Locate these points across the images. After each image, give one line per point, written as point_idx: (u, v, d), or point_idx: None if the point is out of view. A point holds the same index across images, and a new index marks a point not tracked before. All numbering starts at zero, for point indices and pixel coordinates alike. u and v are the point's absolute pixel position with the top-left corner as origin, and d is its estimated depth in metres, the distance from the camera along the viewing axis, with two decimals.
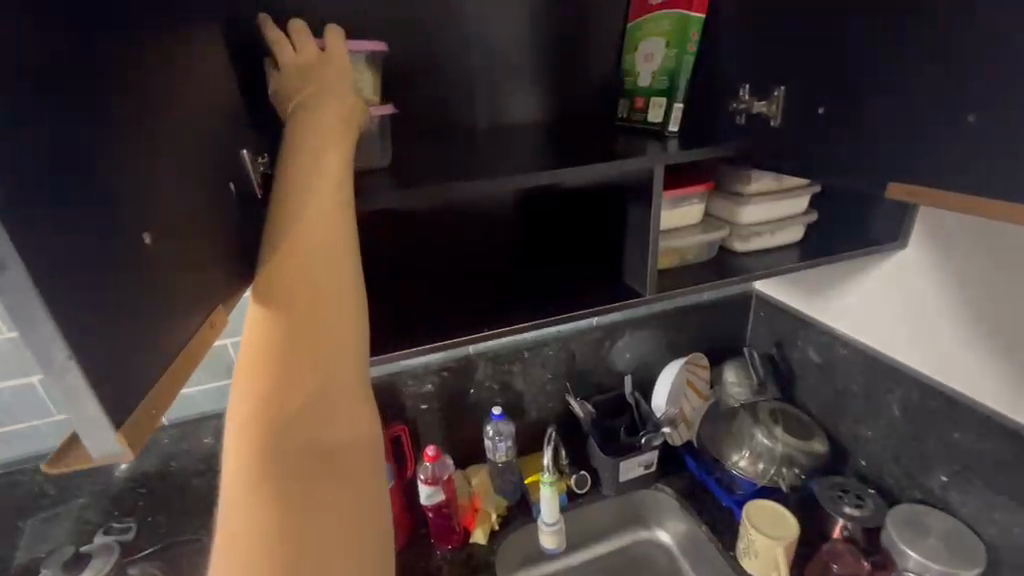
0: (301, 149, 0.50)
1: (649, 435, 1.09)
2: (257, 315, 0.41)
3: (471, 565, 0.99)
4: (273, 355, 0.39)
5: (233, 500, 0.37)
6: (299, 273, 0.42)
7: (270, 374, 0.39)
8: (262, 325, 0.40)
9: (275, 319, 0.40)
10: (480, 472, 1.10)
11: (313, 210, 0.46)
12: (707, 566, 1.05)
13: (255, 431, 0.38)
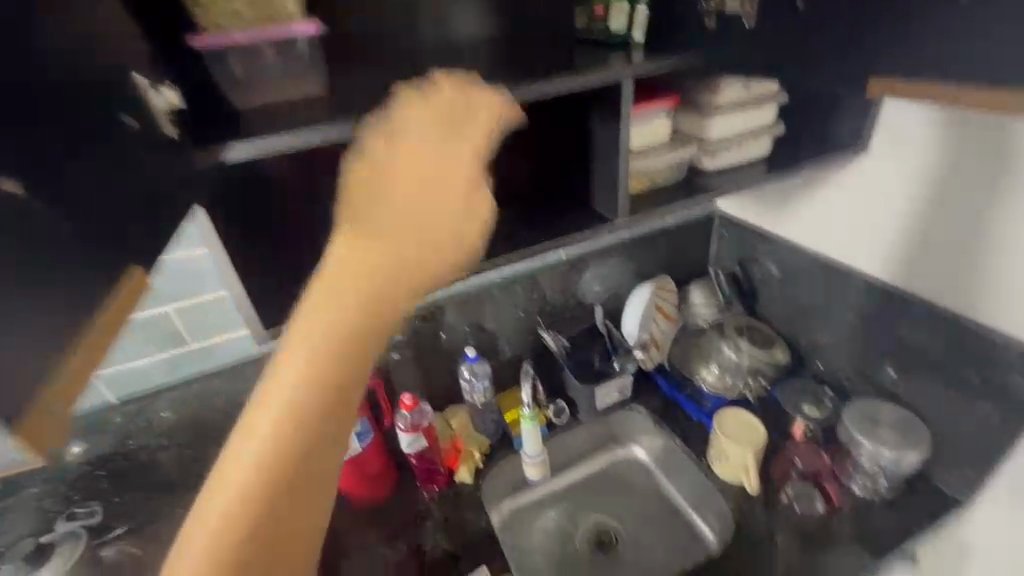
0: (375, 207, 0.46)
1: (620, 361, 1.13)
2: (315, 367, 0.40)
3: (458, 504, 1.00)
4: (309, 415, 0.39)
5: (209, 528, 0.38)
6: (357, 352, 0.42)
7: (298, 433, 0.39)
8: (315, 381, 0.40)
9: (325, 381, 0.40)
10: (458, 414, 1.10)
11: (383, 284, 0.44)
12: (682, 474, 1.09)
13: (262, 480, 0.38)
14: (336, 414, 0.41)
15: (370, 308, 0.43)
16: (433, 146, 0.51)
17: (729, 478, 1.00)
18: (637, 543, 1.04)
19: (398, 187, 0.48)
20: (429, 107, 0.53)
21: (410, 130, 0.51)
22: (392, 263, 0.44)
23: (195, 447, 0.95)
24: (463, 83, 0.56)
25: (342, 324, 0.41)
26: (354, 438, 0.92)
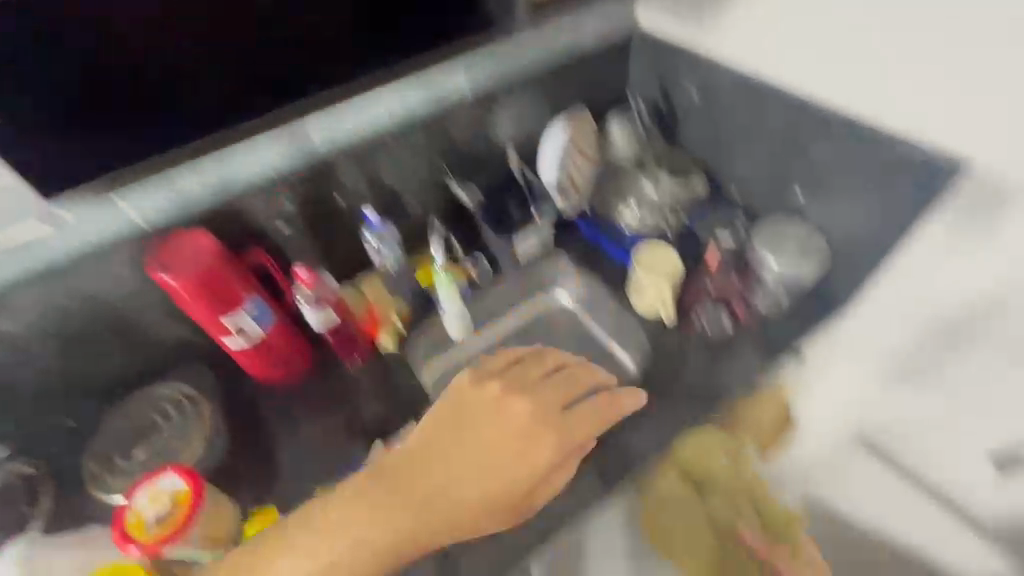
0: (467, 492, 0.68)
1: (540, 210, 1.10)
2: (399, 506, 0.66)
3: (386, 371, 0.97)
4: (388, 536, 0.65)
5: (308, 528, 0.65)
6: (429, 516, 0.67)
7: (375, 536, 0.65)
8: (397, 519, 0.66)
9: (400, 518, 0.66)
10: (369, 282, 1.00)
11: (462, 504, 0.68)
12: (608, 312, 1.06)
13: (345, 550, 0.64)
14: (403, 542, 0.65)
15: (440, 500, 0.68)
16: (520, 420, 0.73)
17: (646, 310, 1.03)
18: None
19: (484, 445, 0.71)
20: (535, 391, 0.76)
21: (506, 408, 0.73)
22: (472, 488, 0.68)
23: (57, 361, 0.82)
24: (568, 377, 0.79)
25: (420, 487, 0.68)
26: (250, 321, 0.83)
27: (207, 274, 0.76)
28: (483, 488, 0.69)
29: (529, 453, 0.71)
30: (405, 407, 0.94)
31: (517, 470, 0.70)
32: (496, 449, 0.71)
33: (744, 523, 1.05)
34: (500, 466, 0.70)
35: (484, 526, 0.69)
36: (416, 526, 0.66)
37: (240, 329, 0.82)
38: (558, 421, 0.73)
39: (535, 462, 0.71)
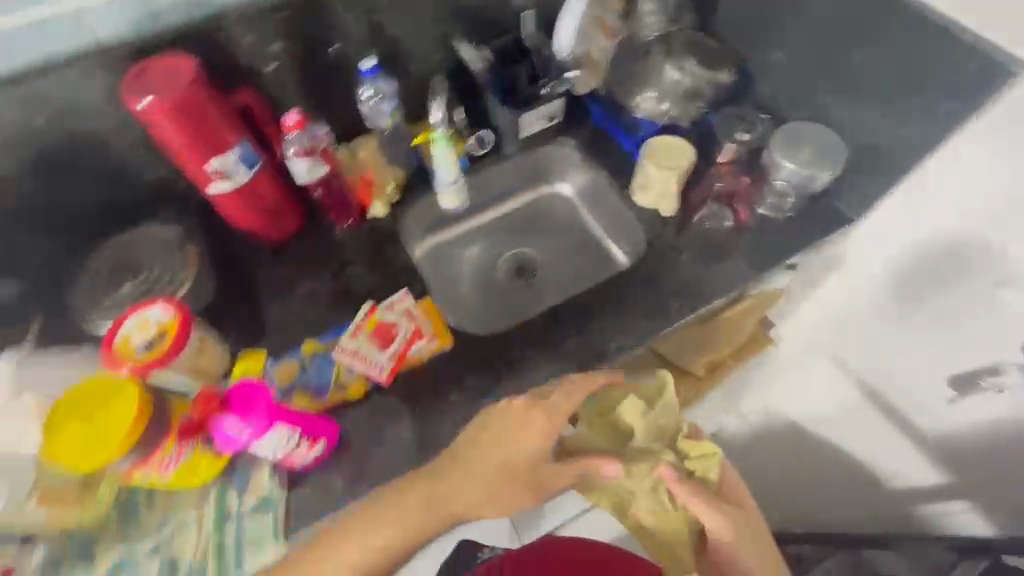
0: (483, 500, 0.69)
1: (553, 84, 0.99)
2: (413, 517, 0.67)
3: (376, 237, 0.95)
4: (404, 541, 0.68)
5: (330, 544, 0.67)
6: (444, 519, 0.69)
7: (393, 545, 0.67)
8: (415, 526, 0.68)
9: (420, 528, 0.68)
10: (365, 143, 0.95)
11: (474, 506, 0.69)
12: (604, 207, 1.10)
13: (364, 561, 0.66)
14: (419, 542, 0.68)
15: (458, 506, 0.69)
16: (534, 427, 0.71)
17: (647, 204, 0.99)
18: (552, 265, 1.13)
19: (498, 450, 0.70)
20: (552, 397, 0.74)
21: (512, 417, 0.71)
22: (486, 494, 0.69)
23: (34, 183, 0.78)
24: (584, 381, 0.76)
25: (434, 498, 0.68)
26: (235, 165, 0.79)
27: (186, 103, 0.71)
28: (497, 493, 0.69)
29: (532, 445, 0.70)
30: (396, 272, 0.92)
31: (527, 468, 0.71)
32: (501, 456, 0.69)
33: (664, 449, 0.78)
34: (511, 466, 0.70)
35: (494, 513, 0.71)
36: (427, 518, 0.68)
37: (224, 174, 0.79)
38: (558, 419, 0.72)
39: (539, 458, 0.71)
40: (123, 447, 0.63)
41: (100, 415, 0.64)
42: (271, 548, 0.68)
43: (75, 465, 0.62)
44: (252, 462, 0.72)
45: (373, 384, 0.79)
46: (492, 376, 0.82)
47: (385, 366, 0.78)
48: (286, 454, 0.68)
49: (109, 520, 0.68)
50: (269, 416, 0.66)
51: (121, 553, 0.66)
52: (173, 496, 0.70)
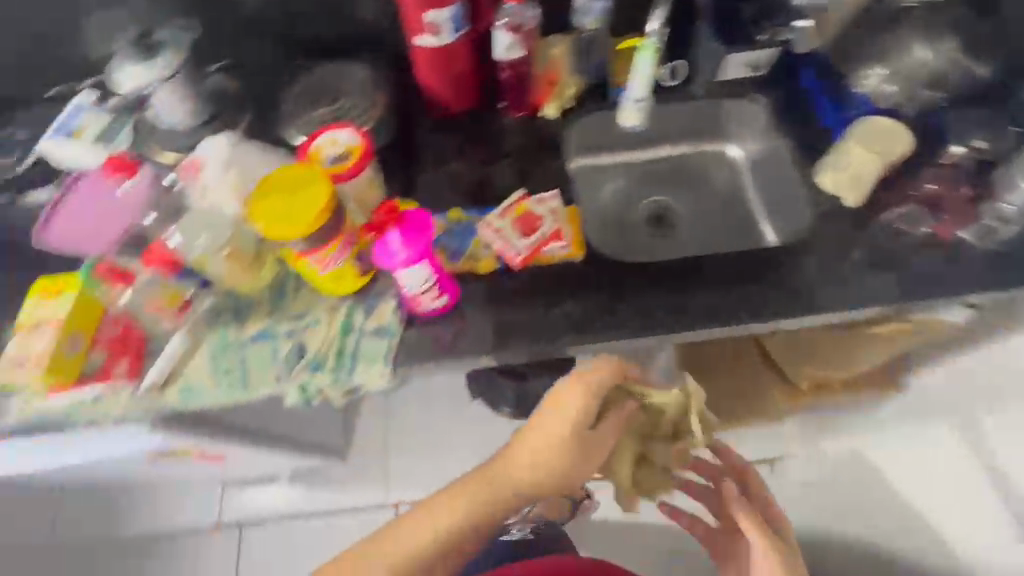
0: (524, 488, 0.73)
1: (769, 34, 0.92)
2: (457, 518, 0.72)
3: (538, 135, 0.96)
4: (455, 542, 0.72)
5: (391, 544, 0.72)
6: (487, 517, 0.73)
7: (447, 547, 0.72)
8: (461, 525, 0.72)
9: (466, 528, 0.72)
10: (561, 44, 0.93)
11: (514, 492, 0.73)
12: (775, 179, 1.04)
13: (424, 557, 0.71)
14: (470, 538, 0.73)
15: (496, 498, 0.73)
16: (561, 423, 0.73)
17: (829, 189, 0.88)
18: (694, 222, 1.08)
19: (530, 448, 0.73)
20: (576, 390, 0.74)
21: (551, 402, 0.74)
22: (524, 481, 0.73)
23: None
24: (603, 370, 0.75)
25: (473, 500, 0.73)
26: (447, 23, 0.82)
27: None
28: (538, 484, 0.73)
29: (570, 420, 0.72)
30: (548, 174, 0.93)
31: (565, 462, 0.73)
32: (545, 434, 0.73)
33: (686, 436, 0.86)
34: (546, 453, 0.72)
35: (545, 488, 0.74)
36: (484, 493, 0.73)
37: (436, 29, 0.82)
38: (594, 395, 0.73)
39: (581, 431, 0.73)
40: (317, 228, 0.64)
41: (301, 193, 0.64)
42: (381, 368, 0.77)
43: (274, 230, 0.63)
44: (383, 293, 0.79)
45: (501, 267, 0.82)
46: (612, 298, 0.82)
47: (521, 251, 0.81)
48: (423, 293, 0.73)
49: (263, 293, 0.80)
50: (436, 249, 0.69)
51: (266, 323, 0.79)
52: (312, 295, 0.80)
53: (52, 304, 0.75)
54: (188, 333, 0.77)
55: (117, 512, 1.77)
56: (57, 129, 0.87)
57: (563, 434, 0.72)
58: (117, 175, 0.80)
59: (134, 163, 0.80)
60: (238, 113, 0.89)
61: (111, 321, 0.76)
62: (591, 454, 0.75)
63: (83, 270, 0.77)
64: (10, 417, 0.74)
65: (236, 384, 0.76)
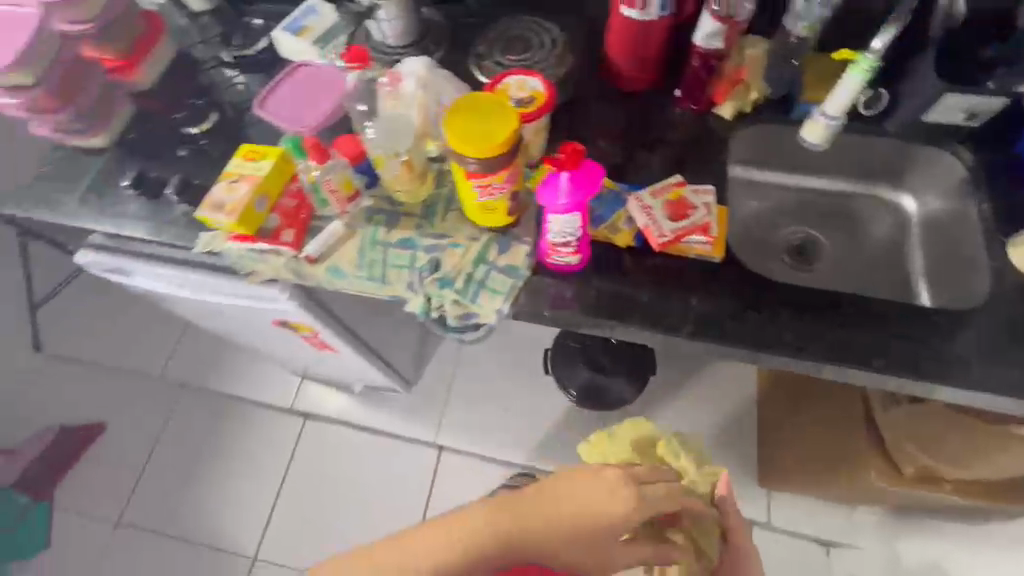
0: (548, 549, 0.72)
1: (997, 82, 0.84)
2: (478, 546, 0.68)
3: (706, 131, 0.95)
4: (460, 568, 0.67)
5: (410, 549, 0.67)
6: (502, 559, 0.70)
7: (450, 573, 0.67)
8: (473, 556, 0.68)
9: (477, 561, 0.68)
10: (758, 46, 0.90)
11: (540, 548, 0.72)
12: (946, 242, 0.95)
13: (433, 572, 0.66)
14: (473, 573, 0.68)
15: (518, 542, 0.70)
16: (617, 506, 0.71)
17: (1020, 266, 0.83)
18: (840, 263, 1.02)
19: (578, 510, 0.71)
20: (644, 485, 0.74)
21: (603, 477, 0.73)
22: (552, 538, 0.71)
23: None
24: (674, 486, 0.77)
25: (502, 535, 0.69)
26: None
27: None
28: (569, 546, 0.72)
29: (623, 513, 0.71)
30: (706, 171, 0.92)
31: (600, 540, 0.72)
32: (586, 505, 0.71)
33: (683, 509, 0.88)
34: (590, 529, 0.71)
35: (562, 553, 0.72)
36: (512, 530, 0.70)
37: (643, 3, 0.84)
38: (642, 495, 0.73)
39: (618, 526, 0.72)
40: (498, 154, 0.69)
41: (493, 118, 0.69)
42: (501, 302, 0.81)
43: (461, 145, 0.68)
44: (519, 237, 0.84)
45: (637, 244, 0.83)
46: (737, 306, 0.80)
47: (666, 233, 0.80)
48: (559, 244, 0.77)
49: (417, 208, 0.88)
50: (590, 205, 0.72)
51: (410, 233, 0.87)
52: (458, 221, 0.87)
53: (253, 162, 0.87)
54: (346, 223, 0.87)
55: (219, 368, 2.04)
56: (289, 24, 1.01)
57: (624, 518, 0.72)
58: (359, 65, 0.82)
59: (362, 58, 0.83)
60: (437, 44, 0.97)
61: (292, 193, 0.88)
62: (620, 550, 0.74)
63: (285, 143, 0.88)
64: (198, 246, 0.88)
65: (373, 277, 0.85)
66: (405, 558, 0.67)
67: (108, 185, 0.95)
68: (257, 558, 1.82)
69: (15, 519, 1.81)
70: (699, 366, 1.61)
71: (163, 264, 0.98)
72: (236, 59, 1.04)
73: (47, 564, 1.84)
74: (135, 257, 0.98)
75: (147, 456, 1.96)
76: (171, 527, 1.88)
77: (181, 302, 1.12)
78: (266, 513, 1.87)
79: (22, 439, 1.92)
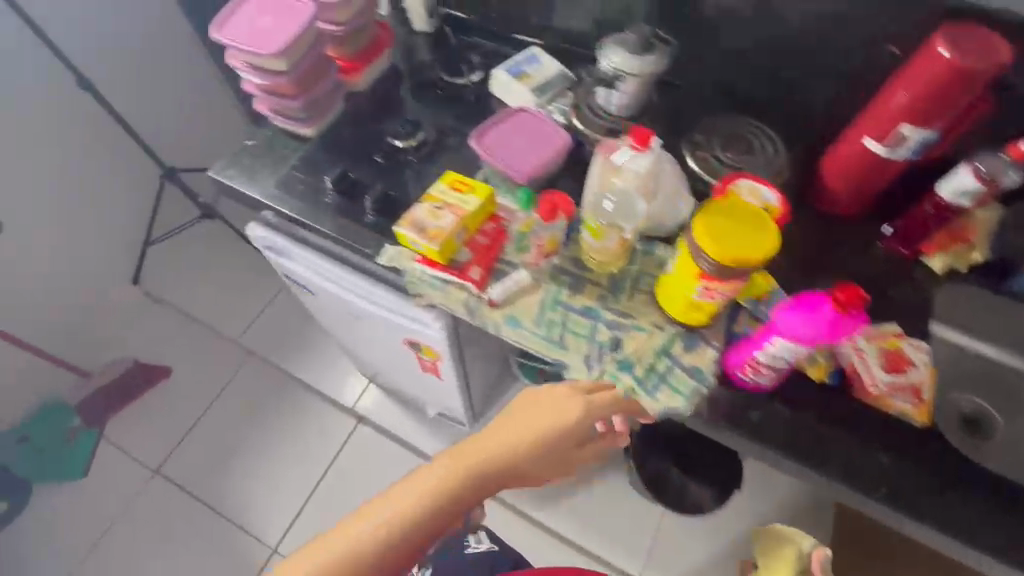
0: (506, 474, 0.75)
1: None
2: (439, 494, 0.70)
3: (910, 278, 0.91)
4: (429, 520, 0.70)
5: (379, 520, 0.69)
6: (467, 500, 0.72)
7: (419, 525, 0.69)
8: (438, 504, 0.70)
9: (441, 509, 0.70)
10: (992, 211, 0.86)
11: (498, 479, 0.74)
12: None
13: (405, 530, 0.69)
14: (441, 517, 0.71)
15: (476, 482, 0.73)
16: (563, 416, 0.75)
17: None
18: None
19: (525, 433, 0.75)
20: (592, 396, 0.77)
21: (543, 398, 0.77)
22: (507, 465, 0.74)
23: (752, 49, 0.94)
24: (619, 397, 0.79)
25: (461, 476, 0.72)
26: (914, 141, 0.80)
27: (961, 79, 0.72)
28: (525, 470, 0.76)
29: (573, 419, 0.75)
30: (906, 321, 0.88)
31: (558, 451, 0.77)
32: (519, 433, 0.75)
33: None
34: (542, 437, 0.75)
35: (519, 475, 0.77)
36: (470, 471, 0.72)
37: (897, 142, 0.81)
38: (596, 406, 0.77)
39: (561, 435, 0.76)
40: (747, 266, 0.66)
41: (750, 228, 0.66)
42: (679, 403, 0.77)
43: (711, 247, 0.66)
44: (708, 339, 0.81)
45: (833, 380, 0.78)
46: (934, 481, 0.74)
47: (880, 386, 0.73)
48: (763, 363, 0.73)
49: (603, 278, 0.87)
50: (821, 339, 0.67)
51: (594, 304, 0.85)
52: (645, 304, 0.84)
53: (459, 194, 0.87)
54: (532, 275, 0.86)
55: (291, 348, 2.06)
56: (510, 66, 1.04)
57: (571, 429, 0.76)
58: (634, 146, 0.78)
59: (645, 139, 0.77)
60: (654, 124, 0.97)
61: (487, 232, 0.88)
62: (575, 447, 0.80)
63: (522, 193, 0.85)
64: (382, 258, 0.88)
65: (549, 338, 0.83)
66: (376, 522, 0.69)
67: (308, 174, 0.99)
68: (278, 550, 1.78)
69: (65, 442, 1.87)
70: (779, 489, 1.53)
71: (328, 259, 1.00)
72: (450, 87, 1.07)
73: (80, 492, 1.85)
74: (305, 246, 1.02)
75: (200, 412, 1.98)
76: (203, 490, 1.87)
77: (323, 294, 1.13)
78: (298, 503, 1.84)
79: (96, 363, 1.97)
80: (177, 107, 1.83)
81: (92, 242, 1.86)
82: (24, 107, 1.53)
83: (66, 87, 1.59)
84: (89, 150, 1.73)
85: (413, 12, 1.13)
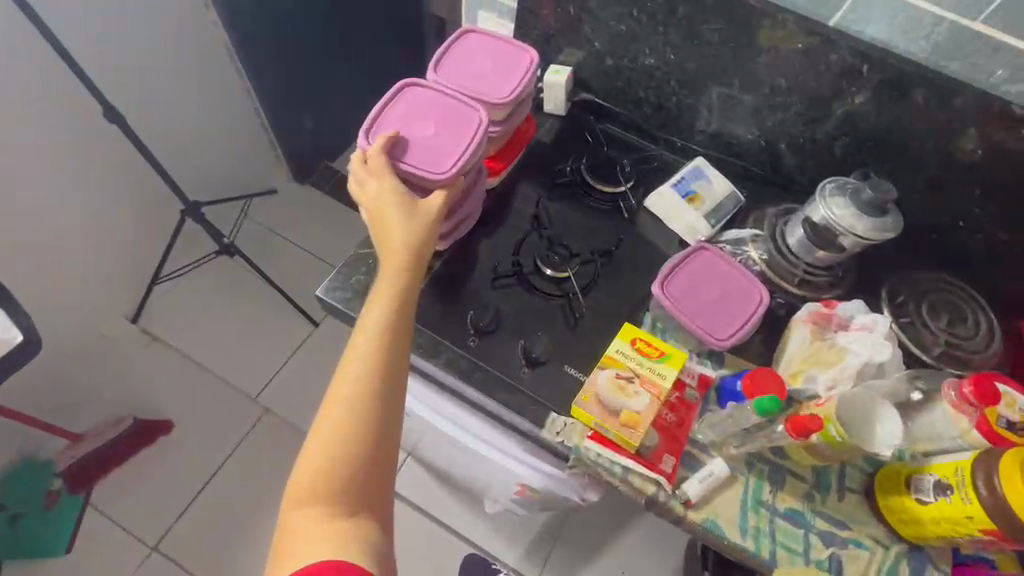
0: (395, 273, 0.63)
1: None
2: (363, 347, 0.58)
3: None
4: (368, 374, 0.57)
5: (328, 426, 0.55)
6: (396, 326, 0.60)
7: (370, 386, 0.56)
8: (367, 352, 0.58)
9: (373, 352, 0.58)
10: None
11: (398, 282, 0.63)
12: None
13: (359, 407, 0.56)
14: (388, 359, 0.58)
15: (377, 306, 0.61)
16: (384, 190, 0.67)
17: None
18: None
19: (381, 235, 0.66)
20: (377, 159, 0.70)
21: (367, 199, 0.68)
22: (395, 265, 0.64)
23: (970, 201, 0.81)
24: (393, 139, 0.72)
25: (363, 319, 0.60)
26: None
27: None
28: (413, 253, 0.65)
29: (389, 184, 0.68)
30: None
31: (423, 218, 0.68)
32: (383, 238, 0.66)
33: None
34: (385, 219, 0.67)
35: (417, 261, 0.65)
36: (380, 304, 0.61)
37: None
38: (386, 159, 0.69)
39: (401, 200, 0.67)
40: None
41: None
42: None
43: None
44: (938, 561, 0.69)
45: None
46: None
47: None
48: None
49: (807, 473, 0.73)
50: None
51: (800, 505, 0.71)
52: (863, 511, 0.71)
53: (646, 359, 0.73)
54: (728, 465, 0.72)
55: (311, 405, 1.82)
56: (677, 183, 0.90)
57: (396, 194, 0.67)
58: (959, 404, 0.67)
59: (977, 402, 0.66)
60: (847, 272, 0.84)
61: (674, 405, 0.73)
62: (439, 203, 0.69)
63: (763, 400, 0.67)
64: (546, 430, 0.74)
65: (757, 554, 0.69)
66: (332, 431, 0.55)
67: (444, 306, 0.82)
68: None
69: (43, 509, 1.48)
70: None
71: (436, 388, 0.83)
72: (598, 194, 0.92)
73: None
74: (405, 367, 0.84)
75: (203, 484, 1.58)
76: None
77: (418, 419, 0.94)
78: None
79: (81, 422, 1.58)
80: (210, 128, 1.55)
81: (101, 297, 1.54)
82: (38, 132, 1.18)
83: (92, 121, 1.28)
84: (108, 185, 1.40)
85: (551, 95, 0.96)
